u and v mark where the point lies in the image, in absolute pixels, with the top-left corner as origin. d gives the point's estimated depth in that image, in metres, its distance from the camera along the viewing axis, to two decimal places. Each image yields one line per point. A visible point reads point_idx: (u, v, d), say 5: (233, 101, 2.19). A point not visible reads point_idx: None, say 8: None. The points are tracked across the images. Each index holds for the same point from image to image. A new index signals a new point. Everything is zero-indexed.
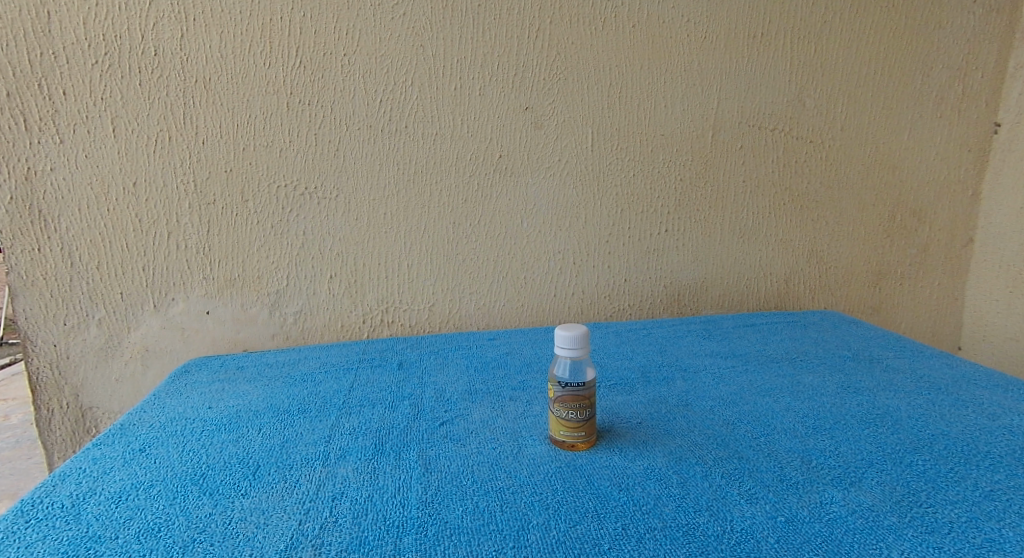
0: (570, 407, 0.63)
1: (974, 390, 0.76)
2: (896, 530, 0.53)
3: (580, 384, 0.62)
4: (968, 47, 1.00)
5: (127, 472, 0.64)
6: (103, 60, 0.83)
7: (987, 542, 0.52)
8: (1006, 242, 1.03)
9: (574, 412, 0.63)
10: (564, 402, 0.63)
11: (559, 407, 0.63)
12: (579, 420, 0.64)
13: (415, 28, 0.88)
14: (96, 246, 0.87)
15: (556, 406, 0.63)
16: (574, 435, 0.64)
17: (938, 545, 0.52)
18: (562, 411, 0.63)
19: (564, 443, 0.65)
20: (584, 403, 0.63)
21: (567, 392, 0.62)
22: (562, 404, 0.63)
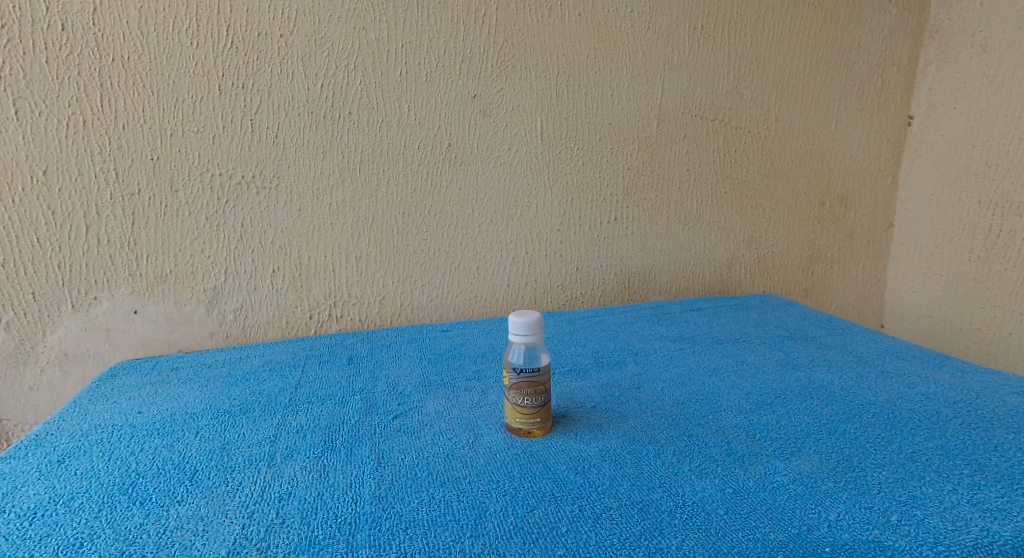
0: (526, 394, 0.63)
1: (897, 363, 0.82)
2: (832, 494, 0.56)
3: (535, 370, 0.62)
4: (885, 44, 1.07)
5: (44, 485, 0.58)
6: (2, 35, 0.74)
7: (911, 499, 0.56)
8: (919, 226, 1.11)
9: (529, 398, 0.63)
10: (519, 389, 0.63)
11: (514, 394, 0.63)
12: (534, 406, 0.64)
13: (357, 10, 0.84)
14: (1, 241, 0.79)
15: (511, 393, 0.63)
16: (529, 421, 0.64)
17: (869, 504, 0.55)
18: (518, 398, 0.63)
19: (521, 430, 0.65)
20: (539, 389, 0.63)
21: (522, 379, 0.62)
22: (517, 391, 0.63)
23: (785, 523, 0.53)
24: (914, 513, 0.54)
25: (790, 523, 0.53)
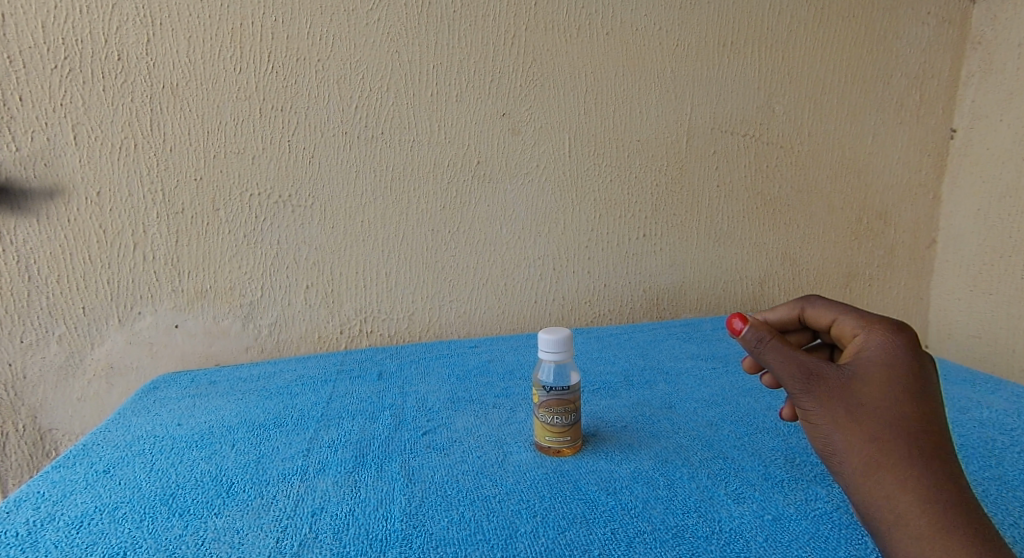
0: (556, 413, 0.62)
1: (945, 386, 0.78)
2: None
3: (565, 388, 0.61)
4: (924, 56, 1.05)
5: (90, 495, 0.60)
6: (63, 65, 0.80)
7: None
8: (965, 243, 1.07)
9: (559, 417, 0.63)
10: (549, 407, 0.62)
11: (545, 412, 0.62)
12: (565, 425, 0.63)
13: (391, 34, 0.87)
14: (56, 258, 0.83)
15: (542, 411, 0.63)
16: (558, 441, 0.63)
17: None
18: (548, 416, 0.63)
19: (550, 449, 0.64)
20: (570, 408, 0.62)
21: (553, 396, 0.61)
22: (547, 409, 0.62)
23: (829, 553, 0.51)
24: None
25: (835, 553, 0.51)
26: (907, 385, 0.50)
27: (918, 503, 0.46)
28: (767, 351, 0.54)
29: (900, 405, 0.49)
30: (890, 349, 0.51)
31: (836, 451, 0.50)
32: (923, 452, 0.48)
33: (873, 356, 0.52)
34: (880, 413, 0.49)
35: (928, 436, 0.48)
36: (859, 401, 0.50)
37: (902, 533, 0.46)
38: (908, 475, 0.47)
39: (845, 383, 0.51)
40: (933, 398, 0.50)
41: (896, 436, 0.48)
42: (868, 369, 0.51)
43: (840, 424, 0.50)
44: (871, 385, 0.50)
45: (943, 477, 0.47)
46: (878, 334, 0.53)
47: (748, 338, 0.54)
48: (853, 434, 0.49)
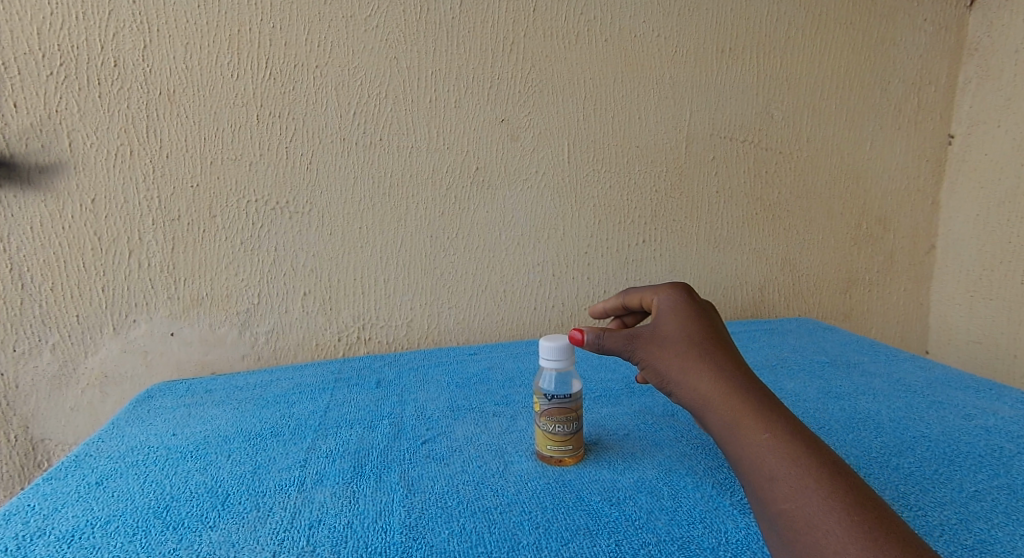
0: (558, 421, 0.62)
1: (949, 392, 0.78)
2: None
3: (567, 396, 0.61)
4: (921, 62, 1.05)
5: (82, 507, 0.59)
6: (58, 71, 0.79)
7: (980, 543, 0.52)
8: (965, 249, 1.07)
9: (561, 425, 0.62)
10: (551, 416, 0.61)
11: (546, 421, 0.62)
12: (567, 434, 0.62)
13: (390, 41, 0.87)
14: (50, 266, 0.82)
15: (543, 420, 0.62)
16: (561, 450, 0.63)
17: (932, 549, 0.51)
18: (550, 425, 0.62)
19: (552, 458, 0.64)
20: (572, 416, 0.62)
21: (555, 404, 0.61)
22: (549, 418, 0.62)
23: None
24: None
25: None
26: (690, 314, 0.60)
27: (719, 385, 0.54)
28: (608, 339, 0.60)
29: (688, 327, 0.59)
30: (674, 298, 0.62)
31: (665, 377, 0.58)
32: (713, 350, 0.57)
33: (666, 305, 0.61)
34: (677, 335, 0.58)
35: (714, 339, 0.58)
36: (664, 336, 0.59)
37: (714, 414, 0.54)
38: (707, 366, 0.56)
39: (654, 330, 0.59)
40: (713, 320, 0.60)
41: (688, 347, 0.57)
42: (663, 315, 0.61)
43: (657, 354, 0.58)
44: (668, 320, 0.60)
45: (731, 363, 0.56)
46: (663, 291, 0.63)
47: (590, 341, 0.60)
48: (665, 357, 0.58)
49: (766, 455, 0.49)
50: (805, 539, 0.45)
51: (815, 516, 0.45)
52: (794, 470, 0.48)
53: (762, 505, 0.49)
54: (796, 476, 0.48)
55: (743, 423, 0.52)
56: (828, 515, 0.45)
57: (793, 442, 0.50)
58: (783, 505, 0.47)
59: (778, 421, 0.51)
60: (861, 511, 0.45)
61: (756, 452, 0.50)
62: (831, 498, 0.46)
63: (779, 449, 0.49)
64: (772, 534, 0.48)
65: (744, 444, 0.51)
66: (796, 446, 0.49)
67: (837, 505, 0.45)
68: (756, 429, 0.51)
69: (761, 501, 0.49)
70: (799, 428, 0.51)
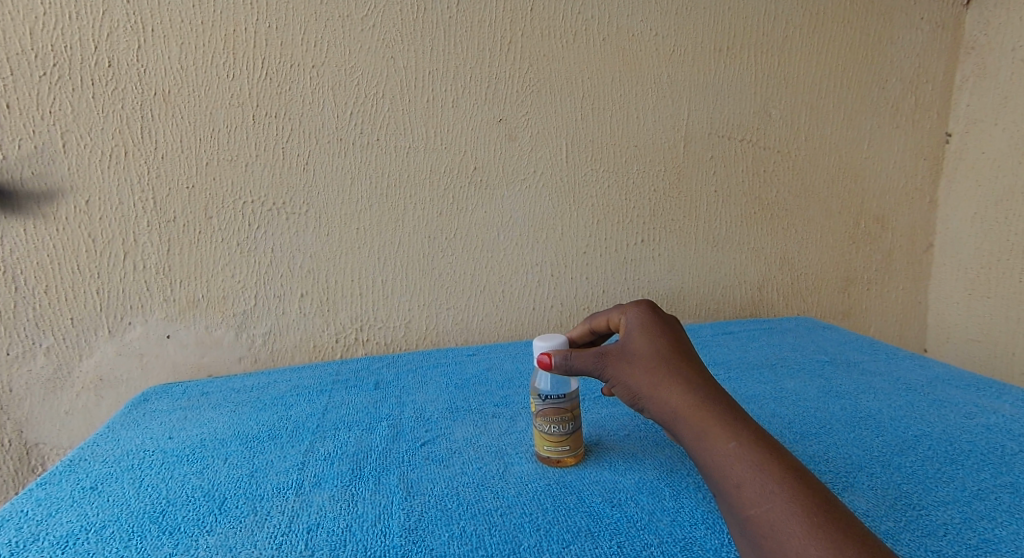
0: (554, 422, 0.61)
1: (949, 391, 0.78)
2: (893, 535, 0.53)
3: (561, 396, 0.60)
4: (918, 61, 1.05)
5: (76, 513, 0.58)
6: (52, 72, 0.78)
7: (984, 543, 0.52)
8: (962, 248, 1.07)
9: (557, 426, 0.61)
10: (546, 416, 0.61)
11: (542, 422, 0.61)
12: (563, 434, 0.62)
13: (386, 40, 0.86)
14: (44, 268, 0.82)
15: (539, 420, 0.62)
16: (557, 450, 0.62)
17: (936, 548, 0.51)
18: (546, 425, 0.62)
19: (550, 459, 0.63)
20: (568, 416, 0.61)
21: (550, 405, 0.60)
22: (545, 418, 0.61)
23: None
24: None
25: None
26: (658, 330, 0.59)
27: (687, 394, 0.53)
28: (574, 360, 0.57)
29: (656, 342, 0.58)
30: (641, 315, 0.61)
31: (635, 391, 0.56)
32: (681, 362, 0.56)
33: (633, 323, 0.61)
34: (645, 351, 0.57)
35: (681, 352, 0.57)
36: (633, 352, 0.57)
37: (682, 424, 0.53)
38: (674, 376, 0.55)
39: (623, 346, 0.58)
40: (681, 335, 0.60)
41: (658, 362, 0.56)
42: (631, 332, 0.59)
43: (625, 369, 0.56)
44: (636, 337, 0.58)
45: (698, 373, 0.55)
46: (629, 310, 0.62)
47: (558, 364, 0.58)
48: (634, 372, 0.56)
49: (733, 463, 0.49)
50: (772, 543, 0.45)
51: (780, 522, 0.46)
52: (760, 476, 0.48)
53: (730, 510, 0.48)
54: (762, 483, 0.47)
55: (710, 431, 0.51)
56: (794, 520, 0.45)
57: (758, 449, 0.49)
58: (750, 512, 0.47)
59: (744, 429, 0.51)
60: (825, 515, 0.45)
61: (723, 460, 0.49)
62: (796, 503, 0.46)
63: (745, 457, 0.49)
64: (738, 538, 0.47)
65: (710, 453, 0.50)
66: (761, 453, 0.49)
67: (802, 509, 0.46)
68: (723, 438, 0.50)
69: (728, 506, 0.48)
70: (763, 434, 0.51)
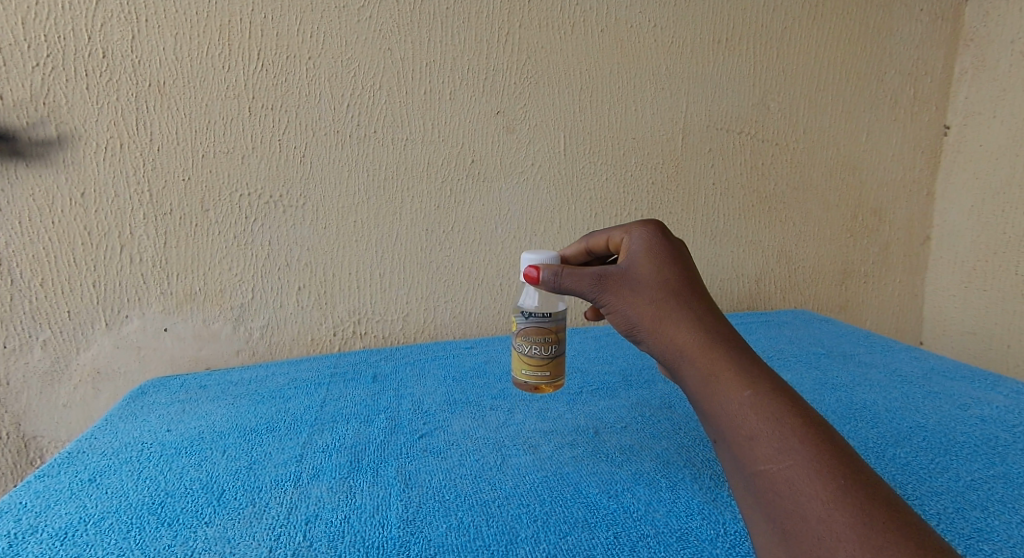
0: (535, 343, 0.65)
1: (944, 382, 0.78)
2: None
3: (546, 316, 0.64)
4: (918, 53, 1.05)
5: (75, 504, 0.58)
6: (45, 63, 0.77)
7: (976, 532, 0.52)
8: (959, 240, 1.07)
9: (538, 347, 0.65)
10: (530, 336, 0.65)
11: (524, 342, 0.65)
12: (544, 358, 0.65)
13: (383, 31, 0.86)
14: (40, 262, 0.81)
15: (522, 341, 0.65)
16: (536, 374, 0.65)
17: None
18: (527, 346, 0.65)
19: (527, 383, 0.66)
20: (549, 338, 0.65)
21: (532, 322, 0.64)
22: (527, 339, 0.65)
23: None
24: (981, 548, 0.50)
25: None
26: (667, 257, 0.57)
27: (697, 337, 0.52)
28: (565, 278, 0.57)
29: (664, 272, 0.55)
30: (648, 237, 0.58)
31: (635, 324, 0.55)
32: (689, 298, 0.54)
33: (636, 245, 0.58)
34: (651, 281, 0.55)
35: (690, 285, 0.55)
36: (636, 281, 0.55)
37: (689, 365, 0.51)
38: (684, 316, 0.53)
39: (625, 272, 0.56)
40: (690, 262, 0.57)
41: (665, 294, 0.54)
42: (635, 257, 0.57)
43: (628, 299, 0.55)
44: (641, 265, 0.56)
45: (707, 312, 0.54)
46: (633, 231, 0.59)
47: (546, 279, 0.58)
48: (639, 304, 0.55)
49: (747, 414, 0.47)
50: (786, 501, 0.44)
51: (798, 480, 0.44)
52: (777, 430, 0.46)
53: (737, 462, 0.47)
54: (779, 436, 0.46)
55: (723, 378, 0.49)
56: (812, 478, 0.44)
57: (775, 400, 0.48)
58: (763, 466, 0.45)
59: (761, 379, 0.49)
60: (843, 474, 0.44)
61: (736, 410, 0.48)
62: (814, 459, 0.44)
63: (760, 408, 0.47)
64: (745, 492, 0.46)
65: (722, 401, 0.49)
66: (778, 404, 0.47)
67: (818, 465, 0.44)
68: (737, 387, 0.49)
69: (737, 458, 0.47)
70: (779, 384, 0.49)
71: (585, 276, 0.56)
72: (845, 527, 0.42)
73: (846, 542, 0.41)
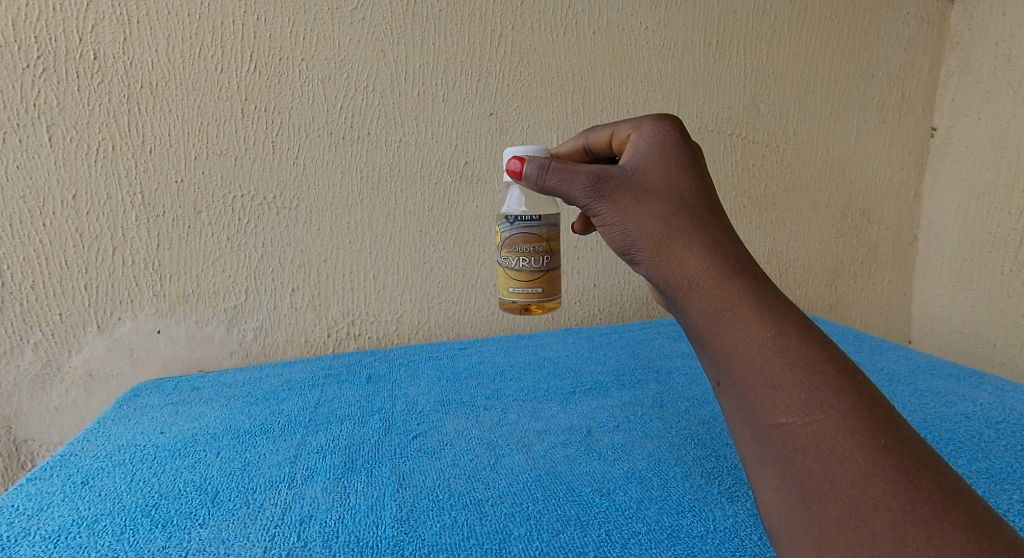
0: (523, 254, 0.63)
1: (931, 380, 0.79)
2: None
3: (534, 226, 0.63)
4: (904, 56, 1.06)
5: (68, 507, 0.58)
6: (36, 64, 0.77)
7: None
8: (946, 240, 1.09)
9: (527, 261, 0.63)
10: (518, 248, 0.63)
11: (511, 254, 0.64)
12: (532, 270, 0.64)
13: (376, 33, 0.86)
14: (31, 264, 0.81)
15: (511, 255, 0.64)
16: (524, 289, 0.64)
17: None
18: (516, 261, 0.64)
19: (518, 300, 0.64)
20: (538, 248, 0.63)
21: (519, 231, 0.63)
22: (514, 249, 0.64)
23: None
24: None
25: None
26: (680, 165, 0.53)
27: (713, 266, 0.49)
28: (552, 176, 0.55)
29: (676, 183, 0.52)
30: (657, 137, 0.55)
31: (635, 242, 0.53)
32: (703, 215, 0.51)
33: (643, 146, 0.55)
34: (661, 192, 0.52)
35: (703, 199, 0.52)
36: (640, 191, 0.53)
37: (699, 294, 0.49)
38: (698, 239, 0.50)
39: (628, 176, 0.53)
40: (704, 172, 0.54)
41: (677, 211, 0.51)
42: (643, 163, 0.54)
43: (629, 211, 0.53)
44: (650, 173, 0.53)
45: (724, 236, 0.51)
46: (643, 129, 0.56)
47: (530, 174, 0.56)
48: (643, 219, 0.52)
49: (770, 360, 0.45)
50: (811, 460, 0.42)
51: (827, 439, 0.42)
52: (805, 381, 0.44)
53: (755, 413, 0.45)
54: (807, 388, 0.44)
55: (744, 318, 0.47)
56: (844, 436, 0.42)
57: (801, 345, 0.45)
58: (787, 419, 0.43)
59: (786, 320, 0.46)
60: (877, 431, 0.42)
61: (758, 356, 0.45)
62: (845, 415, 0.42)
63: (786, 354, 0.45)
64: (763, 446, 0.45)
65: (743, 345, 0.46)
66: (805, 352, 0.45)
67: (852, 424, 0.42)
68: (759, 327, 0.46)
69: (755, 409, 0.45)
70: (805, 325, 0.46)
71: (579, 176, 0.54)
72: (880, 491, 0.40)
73: (882, 510, 0.40)
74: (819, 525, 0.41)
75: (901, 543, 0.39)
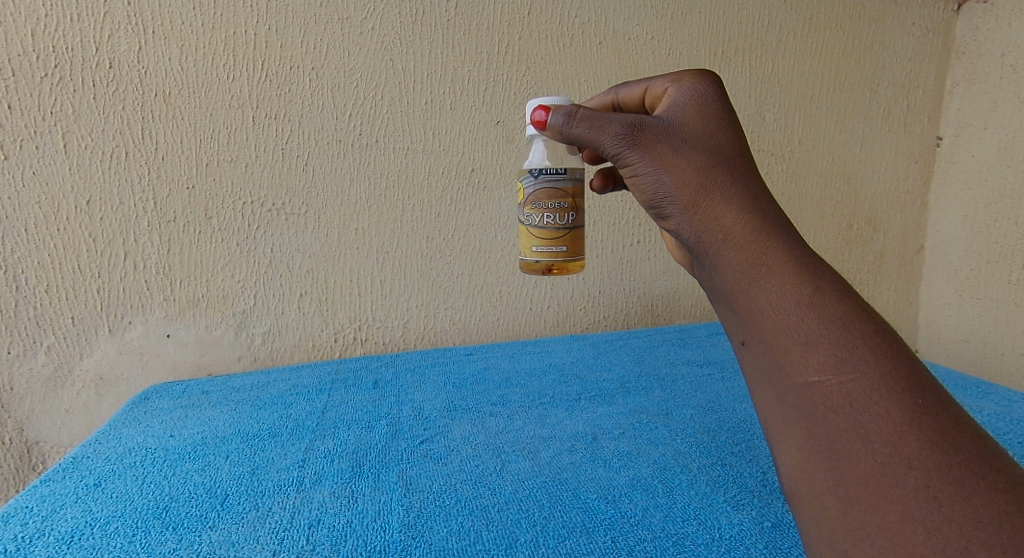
0: (547, 210, 0.63)
1: None
2: None
3: (559, 180, 0.63)
4: (910, 66, 1.06)
5: (80, 509, 0.59)
6: (54, 73, 0.78)
7: None
8: (953, 249, 1.09)
9: (551, 217, 0.63)
10: (542, 203, 0.63)
11: (534, 211, 0.63)
12: (556, 228, 0.63)
13: (385, 43, 0.87)
14: (45, 268, 0.82)
15: (534, 212, 0.63)
16: (548, 248, 0.63)
17: None
18: (539, 217, 0.63)
19: (542, 260, 0.64)
20: (564, 203, 0.63)
21: (544, 185, 0.63)
22: (537, 206, 0.63)
23: None
24: None
25: None
26: (719, 118, 0.52)
27: (748, 220, 0.47)
28: (579, 124, 0.54)
29: (715, 136, 0.51)
30: (697, 91, 0.53)
31: (669, 195, 0.51)
32: (742, 170, 0.49)
33: (681, 99, 0.53)
34: (699, 145, 0.50)
35: (741, 154, 0.50)
36: (679, 143, 0.51)
37: (730, 248, 0.47)
38: (735, 194, 0.48)
39: (665, 127, 0.51)
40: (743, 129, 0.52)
41: (716, 162, 0.49)
42: (684, 114, 0.52)
43: (664, 162, 0.51)
44: (687, 125, 0.51)
45: (760, 192, 0.49)
46: (683, 81, 0.53)
47: (556, 123, 0.55)
48: (680, 169, 0.50)
49: (805, 317, 0.43)
50: (842, 419, 0.40)
51: (863, 396, 0.40)
52: (840, 338, 0.41)
53: (784, 371, 0.43)
54: (843, 345, 0.41)
55: (779, 271, 0.45)
56: (880, 395, 0.40)
57: (839, 303, 0.43)
58: (819, 377, 0.41)
59: (822, 275, 0.44)
60: (914, 392, 0.40)
61: (792, 312, 0.43)
62: (882, 373, 0.40)
63: (822, 311, 0.43)
64: (789, 405, 0.43)
65: (778, 301, 0.44)
66: (844, 310, 0.42)
67: (889, 383, 0.40)
68: (795, 283, 0.44)
69: (785, 367, 0.43)
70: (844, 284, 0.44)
71: (609, 124, 0.52)
72: (915, 451, 0.38)
73: (917, 470, 0.38)
74: (847, 485, 0.39)
75: (933, 502, 0.37)
